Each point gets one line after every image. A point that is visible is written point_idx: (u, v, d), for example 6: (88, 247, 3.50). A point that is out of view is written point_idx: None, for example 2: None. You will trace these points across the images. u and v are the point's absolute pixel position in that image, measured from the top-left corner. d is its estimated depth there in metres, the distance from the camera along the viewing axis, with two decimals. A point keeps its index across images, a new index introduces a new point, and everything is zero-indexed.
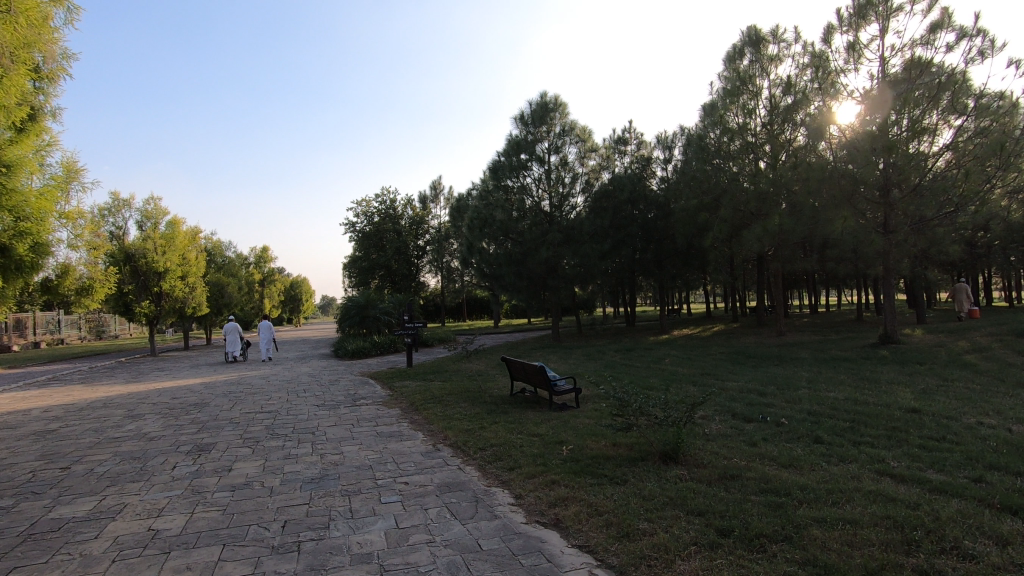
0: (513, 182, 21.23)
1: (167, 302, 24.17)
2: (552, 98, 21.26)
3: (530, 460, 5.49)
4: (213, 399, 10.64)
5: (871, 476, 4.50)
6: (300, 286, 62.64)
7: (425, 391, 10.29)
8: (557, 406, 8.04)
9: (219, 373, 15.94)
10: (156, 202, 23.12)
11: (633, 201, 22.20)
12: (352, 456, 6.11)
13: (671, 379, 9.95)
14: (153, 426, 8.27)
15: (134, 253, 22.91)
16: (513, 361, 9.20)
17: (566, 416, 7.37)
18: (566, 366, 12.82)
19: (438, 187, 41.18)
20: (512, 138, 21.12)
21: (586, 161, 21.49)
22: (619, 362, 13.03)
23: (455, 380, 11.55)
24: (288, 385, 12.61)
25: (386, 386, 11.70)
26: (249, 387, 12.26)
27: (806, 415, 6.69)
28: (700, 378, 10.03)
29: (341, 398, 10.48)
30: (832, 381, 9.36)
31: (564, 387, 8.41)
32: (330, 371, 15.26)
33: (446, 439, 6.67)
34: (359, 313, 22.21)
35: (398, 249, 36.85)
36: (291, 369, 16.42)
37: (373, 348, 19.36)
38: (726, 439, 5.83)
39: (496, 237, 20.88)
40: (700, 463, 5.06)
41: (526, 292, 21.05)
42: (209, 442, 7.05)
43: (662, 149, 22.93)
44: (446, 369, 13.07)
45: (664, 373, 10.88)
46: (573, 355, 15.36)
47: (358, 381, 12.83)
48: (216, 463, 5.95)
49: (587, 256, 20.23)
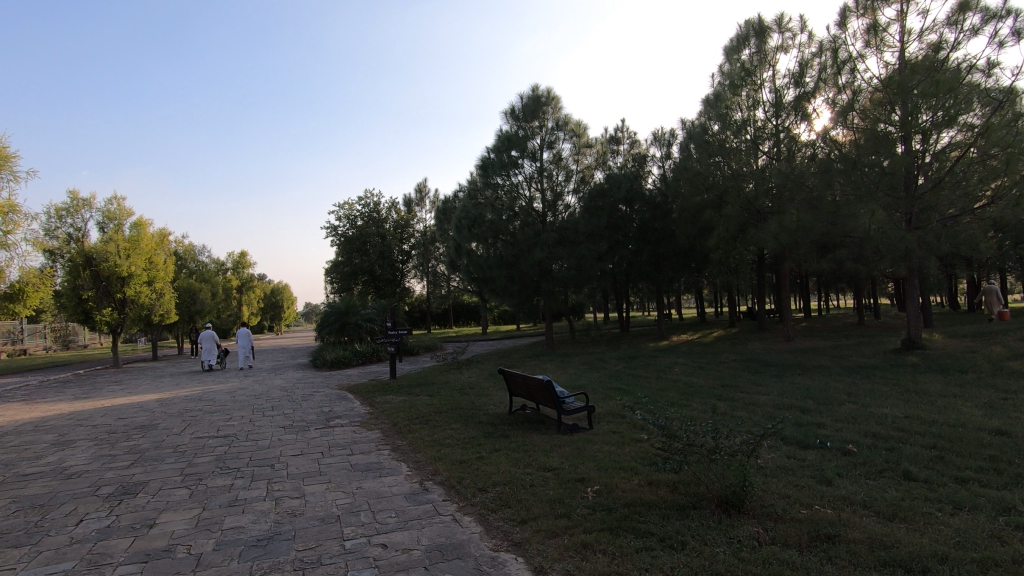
0: (503, 180, 20.04)
1: (132, 309, 22.52)
2: (545, 92, 20.15)
3: (547, 507, 4.22)
4: (164, 420, 9.22)
5: (1019, 537, 3.33)
6: (280, 292, 60.72)
7: (410, 408, 8.98)
8: (566, 427, 6.80)
9: (181, 386, 14.46)
10: (120, 202, 21.52)
11: (629, 200, 21.09)
12: (316, 502, 4.76)
13: (689, 393, 8.76)
14: (80, 457, 6.84)
15: (95, 256, 21.26)
16: (512, 372, 7.90)
17: (581, 442, 6.12)
18: (567, 377, 11.57)
19: (423, 190, 39.88)
20: (502, 134, 19.97)
21: (580, 158, 20.35)
22: (625, 373, 11.81)
23: (443, 394, 10.25)
24: (254, 401, 11.18)
25: (366, 402, 10.36)
26: (210, 404, 10.84)
27: (874, 440, 5.52)
28: (722, 391, 8.87)
29: (313, 417, 9.11)
30: (874, 393, 8.25)
31: (574, 405, 7.18)
32: (304, 384, 13.88)
33: (436, 475, 5.40)
34: (339, 319, 20.82)
35: (383, 253, 35.51)
36: (263, 381, 14.99)
37: (354, 357, 17.98)
38: (790, 475, 4.63)
39: (485, 238, 19.62)
40: (775, 515, 3.83)
41: (517, 297, 19.80)
42: (138, 480, 5.66)
43: (659, 147, 21.91)
44: (433, 382, 11.76)
45: (678, 385, 9.72)
46: (572, 364, 14.16)
47: (335, 396, 11.45)
48: (136, 515, 4.58)
49: (582, 257, 19.02)
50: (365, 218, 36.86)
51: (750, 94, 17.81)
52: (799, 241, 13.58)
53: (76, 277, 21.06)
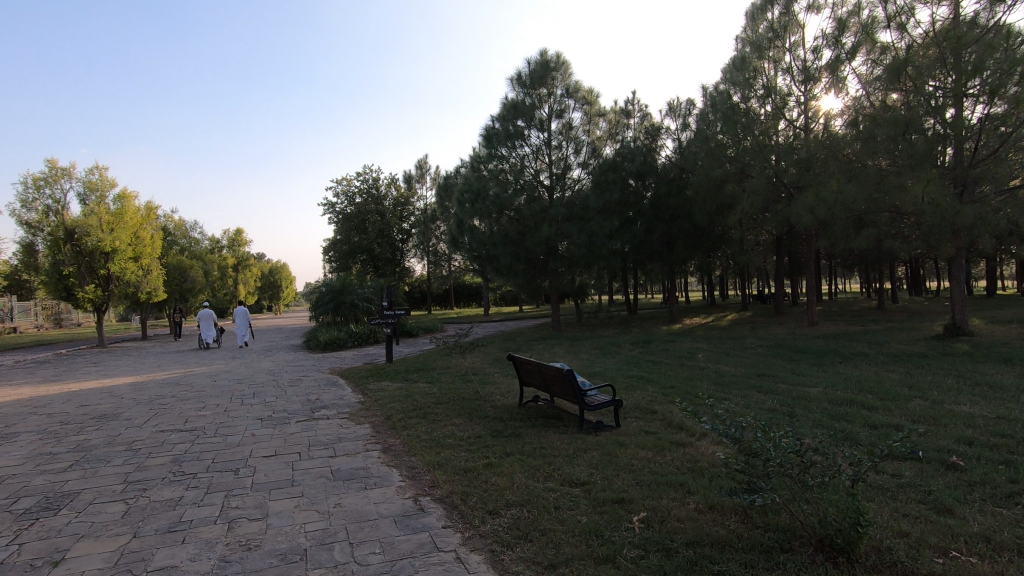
0: (508, 151, 18.78)
1: (117, 287, 21.45)
2: (554, 57, 18.77)
3: (583, 547, 3.15)
4: (129, 409, 8.18)
5: None
6: (278, 272, 59.73)
7: (407, 398, 7.94)
8: (590, 425, 5.74)
9: (161, 369, 13.43)
10: (102, 172, 20.27)
11: (640, 174, 19.87)
12: (280, 528, 3.70)
13: (724, 384, 7.70)
14: (15, 455, 5.79)
15: (76, 230, 20.11)
16: (524, 360, 6.83)
17: (611, 446, 5.07)
18: (580, 363, 10.57)
19: (424, 167, 38.55)
20: (508, 102, 18.65)
21: (591, 128, 19.05)
22: (643, 359, 10.74)
23: (444, 382, 9.22)
24: (235, 387, 10.13)
25: (358, 389, 9.34)
26: (186, 391, 9.79)
27: (977, 449, 4.47)
28: (760, 381, 7.82)
29: (296, 407, 8.06)
30: (937, 385, 7.23)
31: (597, 399, 6.10)
32: (294, 367, 12.84)
33: (436, 487, 4.36)
34: (334, 299, 19.73)
35: (382, 232, 34.36)
36: (250, 363, 13.99)
37: (349, 339, 16.94)
38: (893, 500, 3.58)
39: (488, 213, 18.41)
40: (905, 569, 2.75)
41: (523, 276, 18.71)
42: (68, 490, 4.60)
43: (674, 119, 20.66)
44: (433, 367, 10.70)
45: (708, 375, 8.66)
46: (582, 348, 13.11)
47: (324, 382, 10.40)
48: (44, 546, 3.51)
49: (593, 234, 17.78)
50: (364, 195, 35.70)
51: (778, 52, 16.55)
52: (835, 217, 12.42)
53: (56, 252, 19.92)
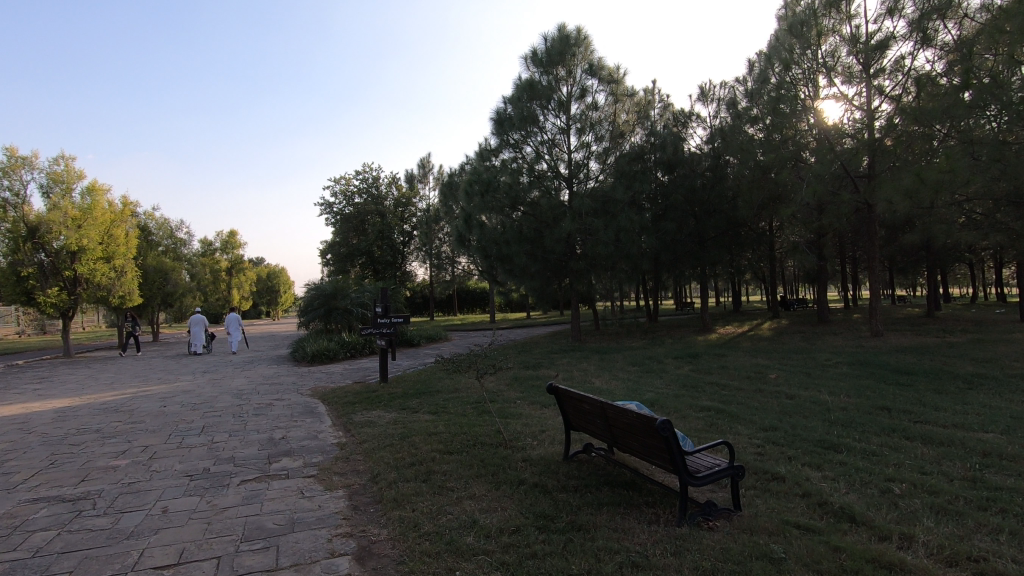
0: (521, 138, 16.61)
1: (85, 290, 19.35)
2: (574, 31, 16.61)
3: None
4: (23, 454, 5.97)
5: None
6: (277, 276, 57.72)
7: (402, 442, 5.74)
8: (699, 511, 3.51)
9: (111, 387, 11.21)
10: (67, 161, 18.17)
11: (668, 165, 17.70)
12: None
13: (848, 428, 5.47)
14: None
15: (37, 226, 18.01)
16: (573, 397, 4.61)
17: (761, 566, 2.85)
18: (624, 387, 8.38)
19: (427, 166, 36.45)
20: (522, 82, 16.51)
21: (616, 111, 16.84)
22: (701, 381, 8.55)
23: (454, 412, 7.04)
24: (184, 417, 7.91)
25: (342, 422, 7.15)
26: (119, 423, 7.56)
27: None
28: (897, 423, 5.59)
29: (253, 452, 5.86)
30: None
31: (703, 462, 3.86)
32: (269, 387, 10.67)
33: None
34: (325, 304, 17.53)
35: (382, 232, 32.26)
36: (221, 380, 11.81)
37: (340, 351, 14.77)
38: None
39: (500, 207, 16.25)
40: None
41: (539, 279, 16.53)
42: None
43: (706, 104, 18.55)
44: (437, 391, 8.44)
45: (809, 409, 6.40)
46: (616, 365, 10.92)
47: (298, 410, 8.15)
48: None
49: (620, 229, 15.54)
50: (363, 194, 33.67)
51: (835, 22, 14.55)
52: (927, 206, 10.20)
53: (16, 251, 17.84)
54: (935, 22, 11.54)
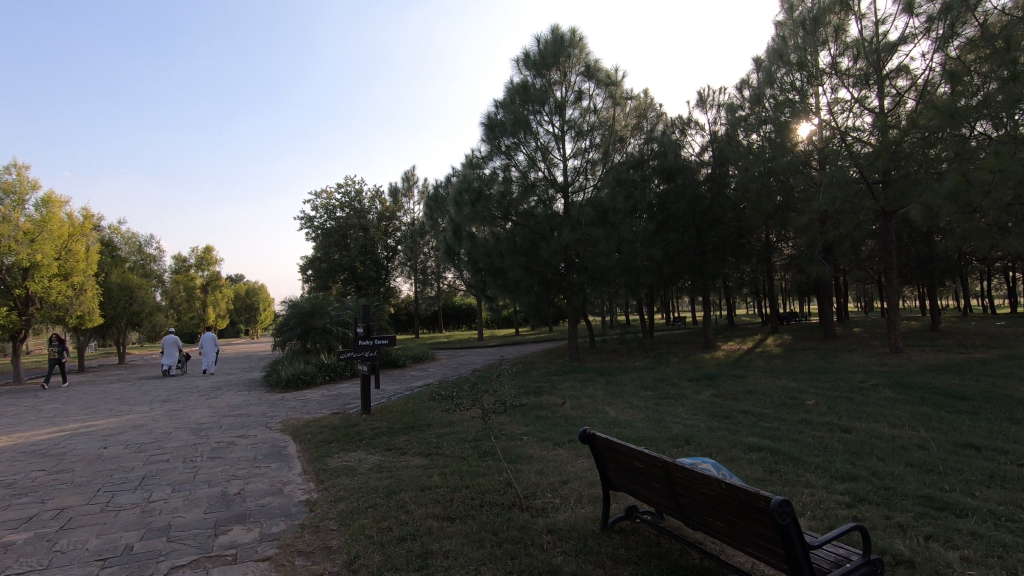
0: (514, 145, 15.59)
1: (39, 310, 17.77)
2: (569, 32, 15.74)
3: None
4: None
5: None
6: (256, 293, 55.86)
7: (390, 502, 4.52)
8: None
9: (50, 422, 9.76)
10: (20, 169, 16.69)
11: (668, 173, 16.80)
12: None
13: (949, 477, 4.38)
14: None
15: None
16: (618, 449, 3.48)
17: None
18: (646, 418, 7.26)
19: (411, 179, 35.31)
20: (515, 85, 15.58)
21: (614, 115, 16.03)
22: (732, 410, 7.43)
23: (451, 455, 5.83)
24: (124, 463, 6.58)
25: (315, 469, 5.90)
26: (41, 473, 6.21)
27: None
28: (1002, 468, 4.53)
29: (197, 518, 4.58)
30: None
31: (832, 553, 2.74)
32: (234, 420, 9.33)
33: None
34: (302, 323, 16.17)
35: (365, 247, 30.96)
36: (181, 411, 10.43)
37: (318, 374, 13.43)
38: None
39: (492, 217, 15.17)
40: None
41: (534, 294, 15.43)
42: None
43: (705, 110, 17.76)
44: (428, 427, 7.20)
45: (881, 449, 5.31)
46: (627, 389, 9.78)
47: (263, 452, 6.85)
48: None
49: (621, 240, 14.52)
50: (345, 208, 32.37)
51: (845, 20, 13.83)
52: (963, 210, 9.33)
53: None
54: (960, 16, 10.85)
